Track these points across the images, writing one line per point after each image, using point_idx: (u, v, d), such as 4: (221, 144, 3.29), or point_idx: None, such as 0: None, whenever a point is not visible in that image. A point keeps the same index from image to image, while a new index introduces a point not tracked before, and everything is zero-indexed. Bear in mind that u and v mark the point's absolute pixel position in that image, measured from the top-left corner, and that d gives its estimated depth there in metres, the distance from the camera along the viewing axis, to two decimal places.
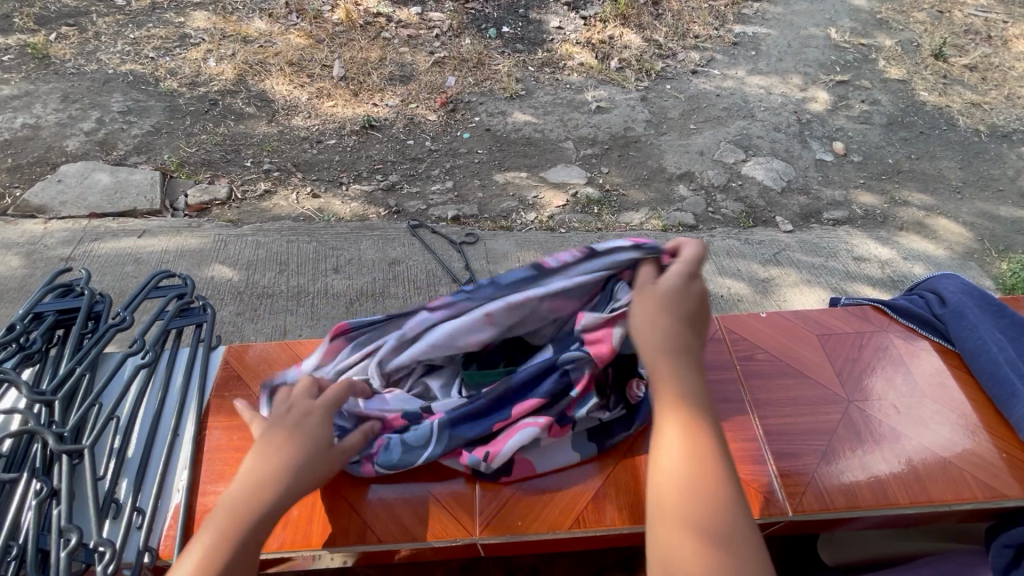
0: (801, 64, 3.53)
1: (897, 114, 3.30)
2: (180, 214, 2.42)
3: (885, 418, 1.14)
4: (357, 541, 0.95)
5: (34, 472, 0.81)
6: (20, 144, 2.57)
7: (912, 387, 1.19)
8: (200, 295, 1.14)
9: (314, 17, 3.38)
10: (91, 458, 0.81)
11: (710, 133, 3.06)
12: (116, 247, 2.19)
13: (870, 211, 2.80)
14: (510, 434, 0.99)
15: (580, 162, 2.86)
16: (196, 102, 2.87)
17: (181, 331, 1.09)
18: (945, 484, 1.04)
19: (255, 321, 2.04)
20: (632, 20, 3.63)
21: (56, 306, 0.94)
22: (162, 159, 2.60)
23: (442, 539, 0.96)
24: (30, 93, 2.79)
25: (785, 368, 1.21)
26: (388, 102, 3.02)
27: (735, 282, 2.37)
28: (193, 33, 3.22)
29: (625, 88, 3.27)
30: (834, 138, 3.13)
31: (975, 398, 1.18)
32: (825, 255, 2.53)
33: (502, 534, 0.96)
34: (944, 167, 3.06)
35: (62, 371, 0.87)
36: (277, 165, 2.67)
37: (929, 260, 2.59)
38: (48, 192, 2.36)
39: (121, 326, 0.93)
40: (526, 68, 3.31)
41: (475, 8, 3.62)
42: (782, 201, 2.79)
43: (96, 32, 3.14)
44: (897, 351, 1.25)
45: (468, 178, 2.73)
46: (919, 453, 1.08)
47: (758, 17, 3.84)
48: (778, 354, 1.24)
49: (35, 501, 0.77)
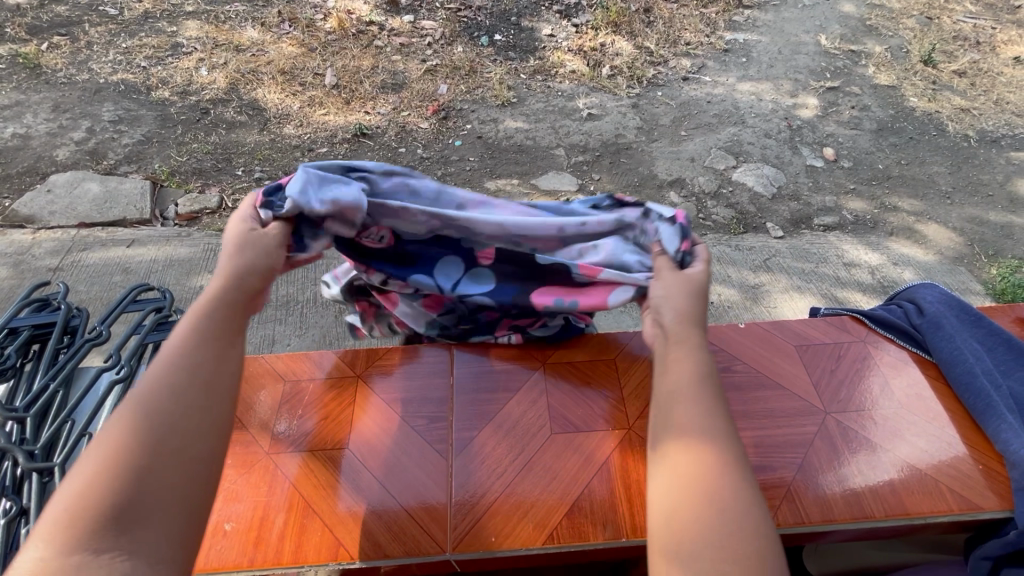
0: (791, 71, 3.55)
1: (887, 120, 3.32)
2: (171, 223, 2.42)
3: (862, 430, 1.14)
4: (330, 558, 0.93)
5: (3, 491, 0.80)
6: (10, 153, 2.57)
7: (890, 398, 1.19)
8: (179, 309, 1.13)
9: (307, 26, 3.39)
10: (61, 477, 0.81)
11: (701, 140, 3.08)
12: (104, 256, 2.18)
13: (860, 216, 2.82)
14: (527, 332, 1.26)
15: (571, 169, 2.86)
16: (188, 111, 2.88)
17: (159, 344, 1.08)
18: (922, 496, 1.05)
19: (243, 331, 2.03)
20: (624, 28, 3.65)
21: (31, 321, 0.94)
22: (153, 168, 2.59)
23: (415, 556, 0.94)
24: (21, 102, 2.79)
25: (762, 380, 1.21)
26: (380, 110, 3.02)
27: (725, 289, 2.38)
28: (186, 41, 3.22)
29: (616, 95, 3.28)
30: (825, 144, 3.15)
31: (952, 408, 1.18)
32: (815, 261, 2.54)
33: (476, 550, 0.95)
34: (934, 172, 3.08)
35: (35, 388, 0.86)
36: (268, 173, 2.67)
37: (919, 265, 2.60)
38: (37, 202, 2.36)
39: (97, 342, 0.93)
40: (518, 76, 3.32)
41: (468, 15, 3.63)
42: (773, 207, 2.80)
43: (89, 41, 3.15)
44: (875, 362, 1.25)
45: (460, 186, 2.73)
46: (895, 465, 1.09)
47: (749, 24, 3.86)
48: (755, 366, 1.23)
49: (2, 520, 0.76)
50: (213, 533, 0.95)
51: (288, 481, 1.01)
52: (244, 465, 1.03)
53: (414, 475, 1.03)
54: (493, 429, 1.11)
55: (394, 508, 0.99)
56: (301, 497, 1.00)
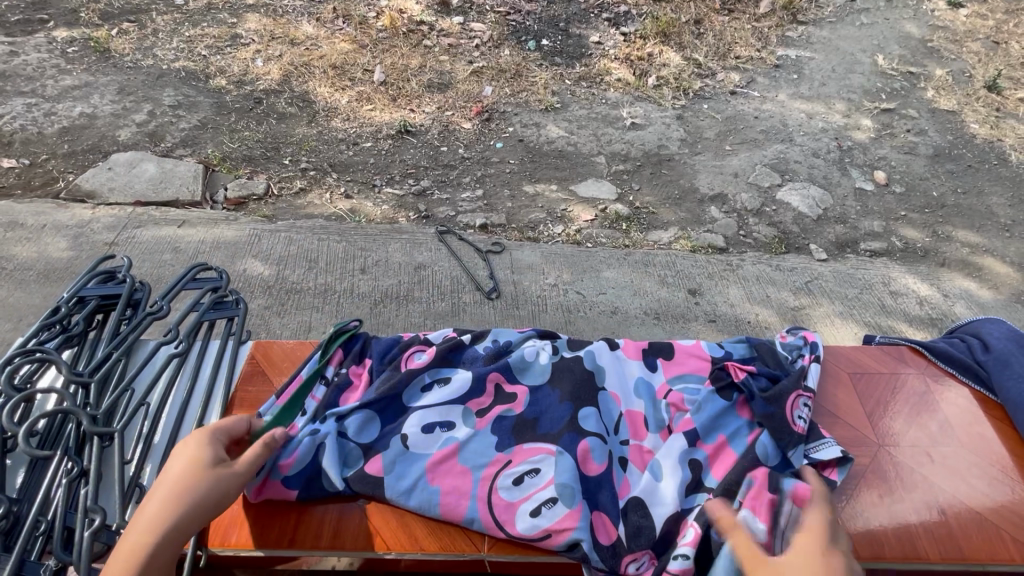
0: (844, 90, 3.45)
1: (944, 145, 3.20)
2: (219, 207, 2.50)
3: (919, 468, 1.20)
4: (366, 545, 1.05)
5: (66, 451, 0.85)
6: (77, 132, 2.70)
7: (949, 438, 1.26)
8: (235, 289, 1.17)
9: (360, 23, 3.47)
10: (119, 442, 0.85)
11: (746, 155, 3.01)
12: (157, 235, 2.27)
13: (911, 244, 2.71)
14: (645, 425, 1.20)
15: (611, 178, 2.85)
16: (242, 100, 2.97)
17: (213, 323, 1.12)
18: (980, 543, 1.10)
19: (281, 316, 2.08)
20: (673, 38, 3.61)
21: (99, 292, 0.99)
22: (206, 152, 2.69)
23: (450, 552, 1.05)
24: (89, 83, 2.93)
25: (823, 408, 1.28)
26: (425, 109, 3.06)
27: (764, 309, 2.32)
28: (244, 33, 3.34)
29: (661, 106, 3.25)
30: (876, 167, 3.04)
31: (1016, 453, 1.25)
32: (859, 288, 2.45)
33: (509, 554, 1.05)
34: (993, 203, 2.94)
35: (100, 355, 0.90)
36: (314, 165, 2.74)
37: (973, 300, 2.49)
38: (98, 178, 2.47)
39: (157, 316, 0.96)
40: (563, 81, 3.33)
41: (516, 20, 3.65)
42: (818, 229, 2.72)
43: (155, 29, 3.29)
44: (933, 397, 1.33)
45: (499, 188, 2.75)
46: (954, 508, 1.14)
47: (803, 40, 3.77)
48: (818, 391, 1.30)
49: (65, 480, 0.81)
50: (255, 510, 1.07)
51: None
52: None
53: None
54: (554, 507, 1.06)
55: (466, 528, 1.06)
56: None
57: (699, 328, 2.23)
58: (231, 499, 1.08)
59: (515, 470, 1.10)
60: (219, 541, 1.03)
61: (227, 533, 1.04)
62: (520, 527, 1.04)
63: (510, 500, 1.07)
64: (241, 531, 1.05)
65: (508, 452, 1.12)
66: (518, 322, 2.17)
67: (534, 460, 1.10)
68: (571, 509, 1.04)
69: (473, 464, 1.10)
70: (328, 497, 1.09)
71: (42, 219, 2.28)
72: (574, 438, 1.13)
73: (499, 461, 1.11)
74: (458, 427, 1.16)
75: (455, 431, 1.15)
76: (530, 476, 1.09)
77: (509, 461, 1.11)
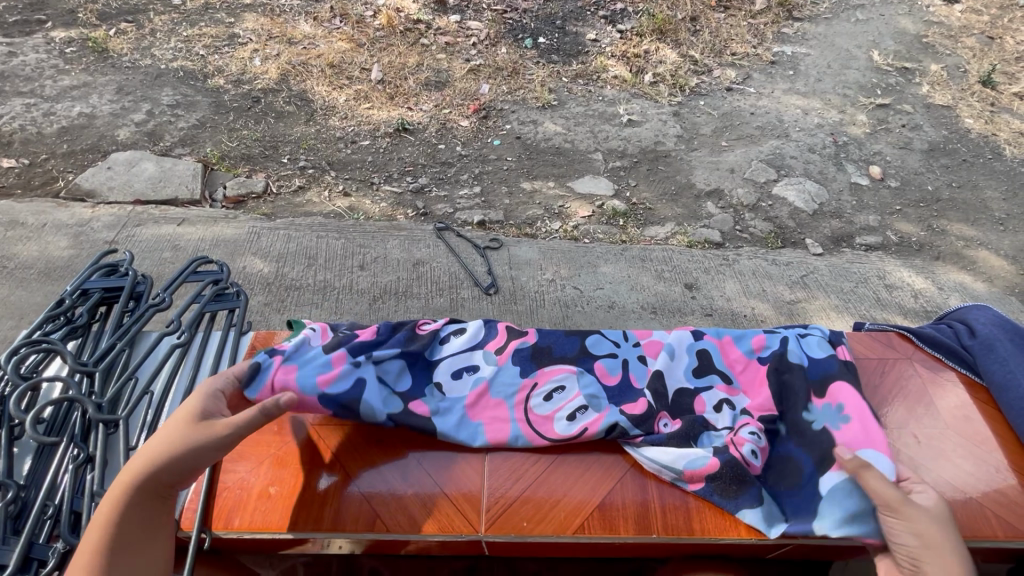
0: (840, 85, 3.47)
1: (939, 140, 3.22)
2: (218, 205, 2.52)
3: (906, 448, 1.22)
4: (366, 529, 1.07)
5: (72, 438, 0.87)
6: (76, 131, 2.71)
7: (936, 420, 1.28)
8: (235, 282, 1.19)
9: (357, 22, 3.49)
10: (123, 430, 0.88)
11: (742, 151, 3.03)
12: (157, 233, 2.28)
13: (906, 238, 2.73)
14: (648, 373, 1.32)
15: (608, 174, 2.87)
16: (240, 100, 2.99)
17: (214, 315, 1.14)
18: (966, 521, 1.12)
19: (281, 312, 2.10)
20: (670, 35, 3.63)
21: (102, 285, 1.01)
22: (205, 152, 2.71)
23: (448, 533, 1.07)
24: (87, 83, 2.94)
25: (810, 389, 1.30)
26: (422, 107, 3.08)
27: (760, 303, 2.34)
28: (242, 33, 3.35)
29: (658, 102, 3.27)
30: (871, 162, 3.06)
31: (1001, 433, 1.27)
32: (855, 281, 2.47)
33: (505, 534, 1.08)
34: (988, 197, 2.96)
35: (104, 346, 0.93)
36: (312, 163, 2.75)
37: (967, 293, 2.51)
38: (98, 177, 2.49)
39: (160, 308, 0.99)
40: (560, 79, 3.34)
41: (513, 18, 3.66)
42: (814, 223, 2.74)
43: (152, 29, 3.30)
44: (923, 380, 1.35)
45: (496, 185, 2.77)
46: (941, 488, 1.16)
47: (798, 36, 3.79)
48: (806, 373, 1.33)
49: (72, 466, 0.84)
50: (258, 495, 1.09)
51: (304, 460, 1.14)
52: (290, 435, 1.17)
53: (454, 461, 1.16)
54: (548, 475, 1.15)
55: (512, 448, 1.18)
56: (338, 461, 1.14)
57: (696, 321, 2.25)
58: (234, 484, 1.10)
59: (542, 391, 1.25)
60: (223, 525, 1.05)
61: (231, 516, 1.06)
62: (558, 430, 1.19)
63: (545, 419, 1.21)
64: (245, 514, 1.07)
65: (532, 376, 1.27)
66: (516, 317, 2.19)
67: (556, 385, 1.26)
68: (599, 412, 1.22)
69: (504, 394, 1.24)
70: (363, 451, 1.16)
71: (41, 218, 2.29)
72: (589, 360, 1.32)
73: (525, 389, 1.25)
74: (482, 367, 1.28)
75: (480, 371, 1.28)
76: (558, 397, 1.24)
77: (534, 383, 1.26)
